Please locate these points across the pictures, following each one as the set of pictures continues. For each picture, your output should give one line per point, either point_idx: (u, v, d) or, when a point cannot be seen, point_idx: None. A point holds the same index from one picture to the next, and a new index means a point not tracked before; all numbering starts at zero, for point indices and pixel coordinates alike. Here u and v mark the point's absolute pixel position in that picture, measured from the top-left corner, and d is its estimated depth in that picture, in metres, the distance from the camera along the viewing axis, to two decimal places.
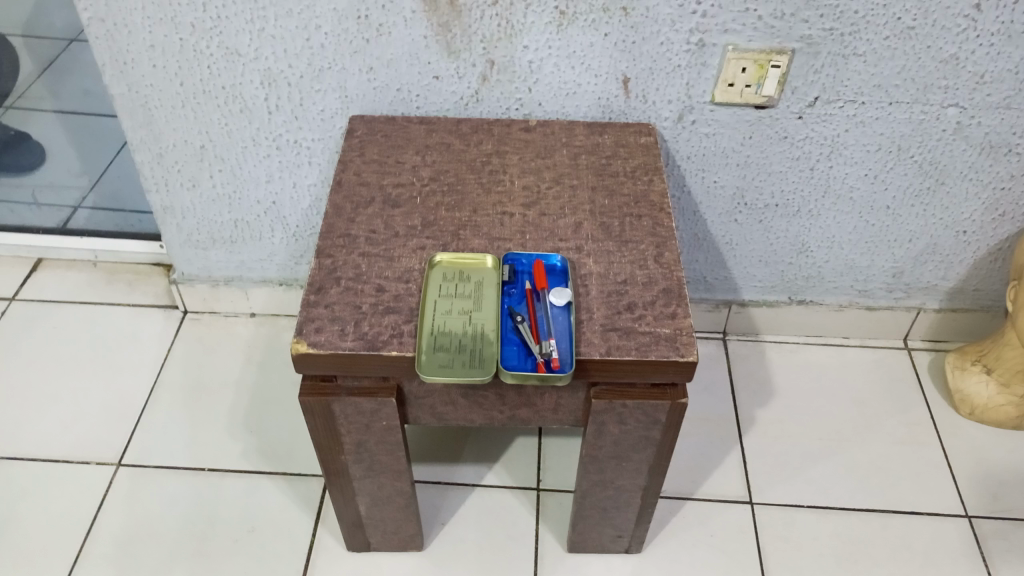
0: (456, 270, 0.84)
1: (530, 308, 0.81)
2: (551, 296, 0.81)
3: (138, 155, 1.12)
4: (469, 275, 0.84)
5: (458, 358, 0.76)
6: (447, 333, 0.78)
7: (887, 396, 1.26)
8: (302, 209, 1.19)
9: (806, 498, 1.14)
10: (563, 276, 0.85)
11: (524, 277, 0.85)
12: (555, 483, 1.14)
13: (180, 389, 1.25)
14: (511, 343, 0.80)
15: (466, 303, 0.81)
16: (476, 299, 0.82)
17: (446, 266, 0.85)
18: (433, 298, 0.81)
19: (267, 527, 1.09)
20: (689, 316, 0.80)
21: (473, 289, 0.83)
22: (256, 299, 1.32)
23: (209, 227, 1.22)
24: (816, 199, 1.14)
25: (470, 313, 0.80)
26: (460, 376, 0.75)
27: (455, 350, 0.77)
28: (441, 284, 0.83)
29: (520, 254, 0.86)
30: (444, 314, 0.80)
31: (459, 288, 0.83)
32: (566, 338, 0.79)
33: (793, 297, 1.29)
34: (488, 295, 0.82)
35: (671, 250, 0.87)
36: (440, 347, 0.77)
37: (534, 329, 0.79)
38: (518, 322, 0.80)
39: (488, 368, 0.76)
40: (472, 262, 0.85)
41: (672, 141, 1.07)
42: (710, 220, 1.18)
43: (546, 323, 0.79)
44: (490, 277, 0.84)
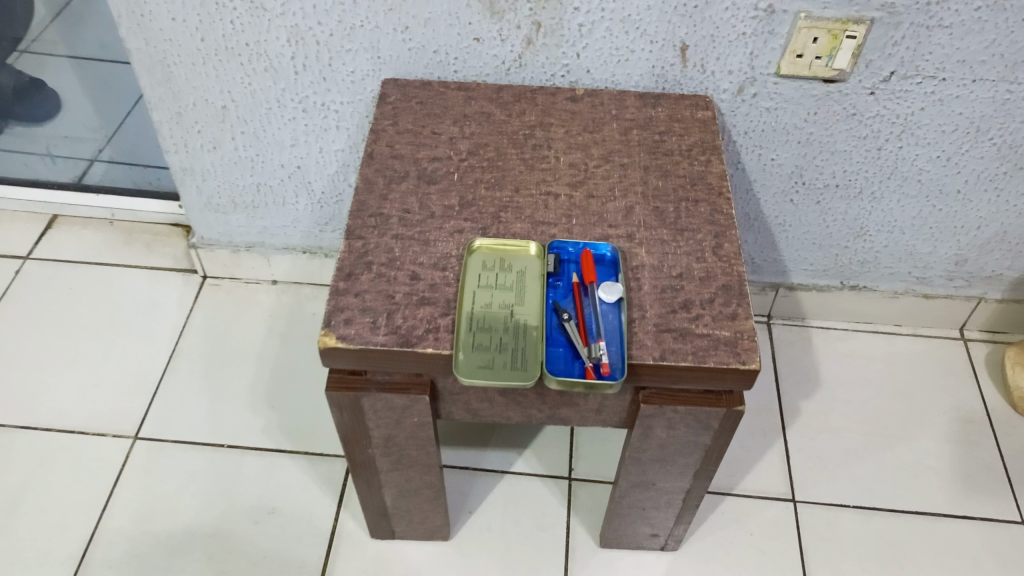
0: (497, 257, 0.78)
1: (578, 304, 0.75)
2: (601, 292, 0.74)
3: (156, 113, 1.06)
4: (510, 264, 0.77)
5: (498, 358, 0.71)
6: (487, 329, 0.72)
7: (941, 389, 1.19)
8: (328, 174, 1.12)
9: (851, 496, 1.08)
10: (615, 269, 0.78)
11: (571, 268, 0.78)
12: (588, 472, 1.09)
13: (200, 359, 1.20)
14: (556, 342, 0.73)
15: (507, 296, 0.75)
16: (518, 291, 0.75)
17: (486, 252, 0.78)
18: (472, 289, 0.75)
19: (287, 508, 1.05)
20: (751, 317, 0.74)
21: (515, 280, 0.76)
22: (278, 266, 1.26)
23: (230, 191, 1.16)
24: (880, 181, 1.06)
25: (512, 307, 0.74)
26: (501, 380, 0.69)
27: (496, 349, 0.71)
28: (481, 273, 0.76)
29: (566, 242, 0.79)
30: (484, 308, 0.74)
31: (499, 278, 0.76)
32: (617, 339, 0.72)
33: (846, 282, 1.21)
34: (532, 287, 0.76)
35: (731, 241, 0.80)
36: (479, 345, 0.71)
37: (582, 328, 0.73)
38: (563, 319, 0.73)
39: (531, 372, 0.70)
40: (514, 249, 0.78)
41: (729, 115, 0.99)
42: (764, 200, 1.10)
43: (596, 322, 0.73)
44: (534, 267, 0.77)
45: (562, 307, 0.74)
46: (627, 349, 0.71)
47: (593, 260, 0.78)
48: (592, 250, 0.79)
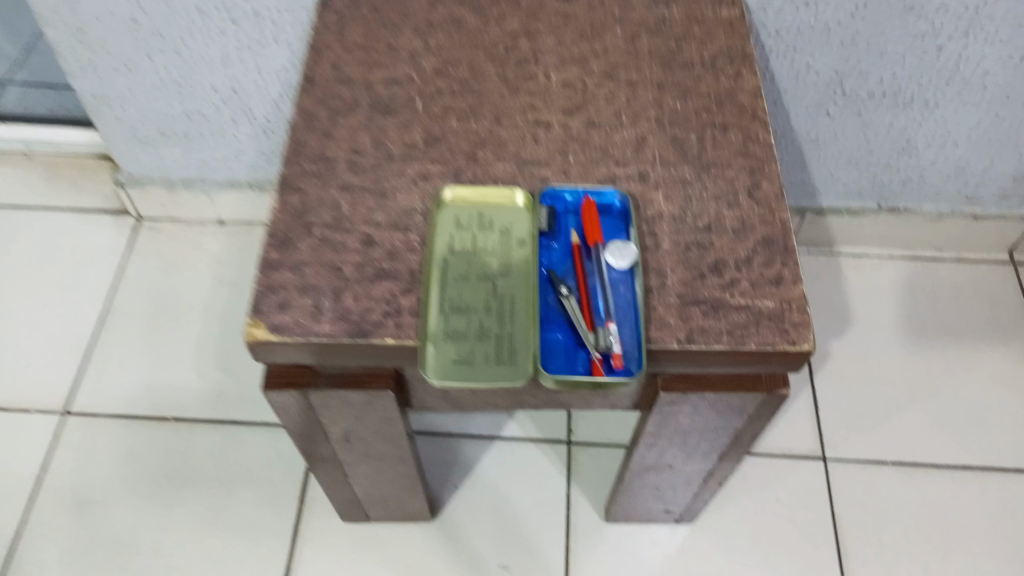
0: (473, 212, 0.61)
1: (579, 274, 0.58)
2: (608, 257, 0.58)
3: (51, 30, 0.85)
4: (491, 219, 0.60)
5: (479, 349, 0.55)
6: (463, 310, 0.56)
7: (990, 325, 1.05)
8: (271, 97, 0.93)
9: (890, 454, 0.95)
10: (628, 221, 0.61)
11: (570, 224, 0.61)
12: (590, 437, 0.96)
13: (139, 318, 1.04)
14: (553, 325, 0.57)
15: (489, 264, 0.58)
16: (502, 257, 0.59)
17: (459, 205, 0.61)
18: (442, 256, 0.58)
19: (246, 491, 0.92)
20: (800, 281, 0.58)
21: (498, 240, 0.59)
22: (223, 205, 1.09)
23: (156, 120, 0.97)
24: (935, 87, 0.88)
25: (494, 279, 0.58)
26: (483, 381, 0.54)
27: (475, 339, 0.55)
28: (454, 233, 0.59)
29: (562, 190, 0.62)
30: (459, 280, 0.57)
31: (477, 239, 0.59)
32: (631, 318, 0.56)
33: (883, 204, 1.04)
34: (520, 250, 0.59)
35: (770, 178, 0.63)
36: (454, 332, 0.55)
37: (586, 307, 0.57)
38: (561, 296, 0.57)
39: (522, 366, 0.54)
40: (494, 201, 0.61)
41: (758, 12, 0.79)
42: (794, 113, 0.92)
43: (603, 297, 0.57)
44: (522, 223, 0.60)
45: (559, 279, 0.58)
46: (643, 333, 0.55)
47: (598, 211, 0.61)
48: (598, 197, 0.62)
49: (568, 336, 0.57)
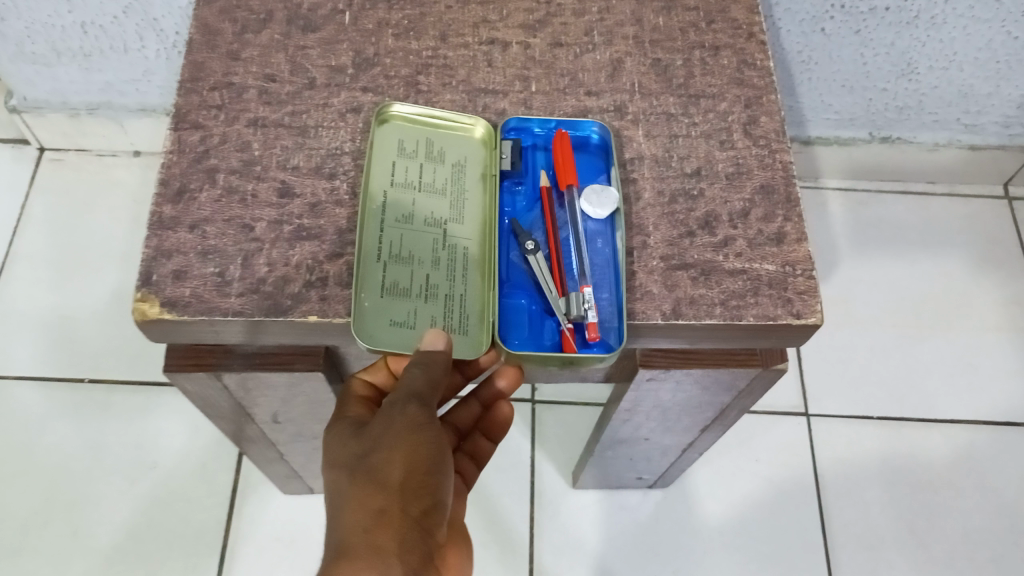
0: (420, 137, 0.51)
1: (549, 225, 0.49)
2: (583, 204, 0.49)
3: None
4: (441, 149, 0.50)
5: (423, 310, 0.45)
6: (405, 260, 0.46)
7: (980, 264, 0.98)
8: (179, 6, 0.79)
9: (875, 406, 0.89)
10: (608, 159, 0.51)
11: (538, 162, 0.51)
12: (556, 392, 0.88)
13: (44, 265, 0.91)
14: (516, 289, 0.48)
15: (437, 205, 0.48)
16: (453, 197, 0.49)
17: (402, 127, 0.51)
18: (382, 190, 0.48)
19: (173, 460, 0.82)
20: (805, 238, 0.48)
21: (448, 176, 0.50)
22: (135, 132, 0.95)
23: (44, 33, 0.82)
24: (946, 1, 0.77)
25: (444, 223, 0.48)
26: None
27: (418, 297, 0.46)
28: (396, 162, 0.49)
29: (528, 120, 0.51)
30: (401, 221, 0.47)
31: (423, 173, 0.49)
32: (610, 279, 0.47)
33: (876, 133, 0.95)
34: (475, 190, 0.50)
35: (769, 111, 0.53)
36: (393, 285, 0.45)
37: (555, 265, 0.47)
38: (526, 252, 0.47)
39: (476, 337, 0.45)
40: (446, 126, 0.51)
41: None
42: (787, 31, 0.80)
43: (577, 254, 0.47)
44: (477, 156, 0.51)
45: (524, 232, 0.48)
46: (625, 301, 0.45)
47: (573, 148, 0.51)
48: (573, 130, 0.52)
49: (535, 302, 0.47)
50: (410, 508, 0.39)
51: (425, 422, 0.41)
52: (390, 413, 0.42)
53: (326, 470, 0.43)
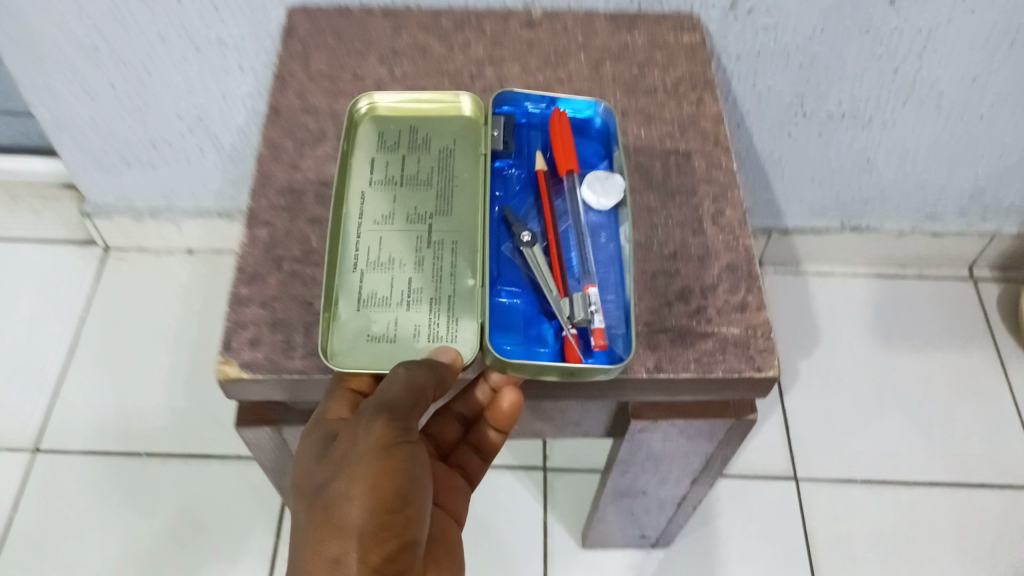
0: (399, 133, 0.63)
1: (548, 215, 0.58)
2: (584, 193, 0.59)
3: (9, 58, 0.84)
4: (429, 137, 0.62)
5: (403, 317, 0.54)
6: (384, 260, 0.56)
7: (951, 338, 1.07)
8: (237, 124, 0.92)
9: (859, 468, 0.97)
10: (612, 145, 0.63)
11: (534, 137, 0.64)
12: (564, 459, 0.96)
13: (106, 349, 1.02)
14: (509, 284, 0.56)
15: (415, 202, 0.59)
16: (431, 186, 0.60)
17: (383, 124, 0.63)
18: (361, 187, 0.60)
19: (219, 523, 0.91)
20: (764, 306, 0.59)
21: (429, 164, 0.61)
22: (190, 232, 1.07)
23: (119, 147, 0.96)
24: (893, 107, 0.90)
25: (420, 213, 0.58)
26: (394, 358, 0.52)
27: (396, 306, 0.54)
28: (376, 160, 0.61)
29: (527, 94, 0.64)
30: (380, 220, 0.58)
31: (412, 161, 0.61)
32: (614, 272, 0.57)
33: (847, 222, 1.06)
34: (460, 167, 0.61)
35: (734, 204, 0.64)
36: (371, 292, 0.54)
37: (556, 268, 0.55)
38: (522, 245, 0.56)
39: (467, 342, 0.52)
40: (428, 122, 0.63)
41: (719, 38, 0.81)
42: (759, 134, 0.93)
43: (576, 251, 0.56)
44: (462, 134, 0.63)
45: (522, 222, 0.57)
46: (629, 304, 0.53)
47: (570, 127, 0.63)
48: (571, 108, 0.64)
49: (527, 302, 0.56)
50: (370, 555, 0.45)
51: (387, 456, 0.46)
52: (358, 436, 0.46)
53: (304, 476, 0.48)
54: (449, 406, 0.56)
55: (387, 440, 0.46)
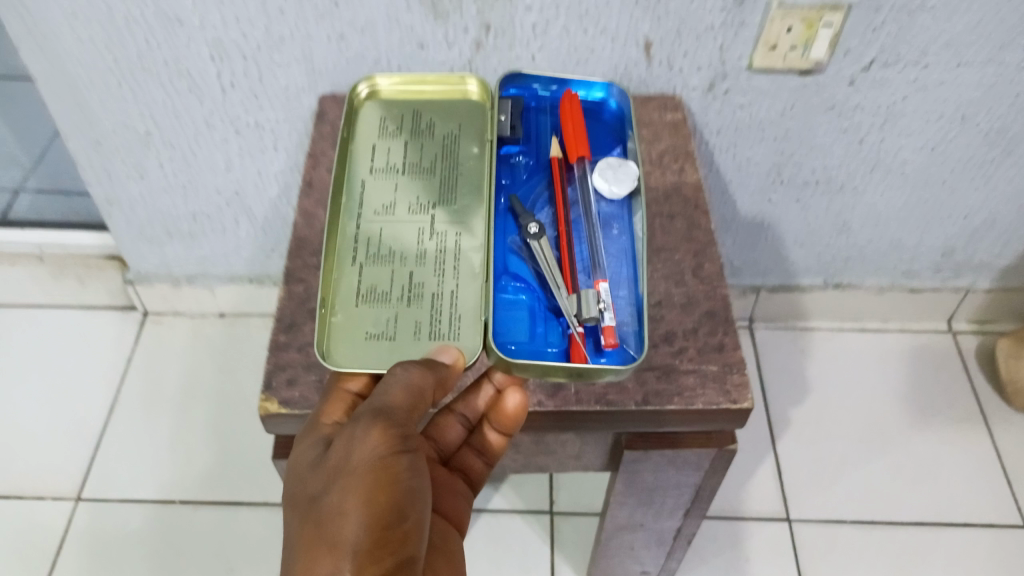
0: (398, 123, 0.75)
1: (560, 201, 0.68)
2: (597, 180, 0.69)
3: (72, 142, 0.95)
4: (430, 121, 0.75)
5: (403, 310, 0.64)
6: (384, 248, 0.67)
7: (932, 388, 1.14)
8: (270, 197, 1.03)
9: (848, 510, 1.03)
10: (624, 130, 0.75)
11: (544, 121, 0.75)
12: (570, 503, 1.02)
13: (145, 405, 1.10)
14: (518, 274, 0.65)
15: (410, 195, 0.70)
16: (428, 171, 0.72)
17: (388, 115, 0.76)
18: (363, 176, 0.71)
19: (247, 565, 0.97)
20: (739, 347, 0.67)
21: (427, 154, 0.73)
22: (223, 297, 1.17)
23: (162, 220, 1.06)
24: (863, 174, 0.99)
25: (416, 199, 0.70)
26: (390, 357, 0.61)
27: (395, 300, 0.64)
28: (379, 150, 0.73)
29: (536, 77, 0.75)
30: (380, 208, 0.69)
31: (413, 145, 0.74)
32: (627, 265, 0.66)
33: (829, 280, 1.15)
34: (458, 147, 0.73)
35: (712, 259, 0.73)
36: (373, 283, 0.65)
37: (567, 263, 0.64)
38: (531, 236, 0.64)
39: (469, 339, 0.61)
40: (430, 113, 0.76)
41: (700, 114, 0.92)
42: (742, 200, 1.03)
43: (588, 243, 0.66)
44: (461, 114, 0.76)
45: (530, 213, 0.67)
46: (641, 299, 0.62)
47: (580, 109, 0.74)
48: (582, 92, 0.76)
49: (535, 298, 0.64)
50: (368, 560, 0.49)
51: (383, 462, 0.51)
52: (357, 443, 0.51)
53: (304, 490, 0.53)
54: (453, 408, 0.62)
55: (385, 450, 0.51)
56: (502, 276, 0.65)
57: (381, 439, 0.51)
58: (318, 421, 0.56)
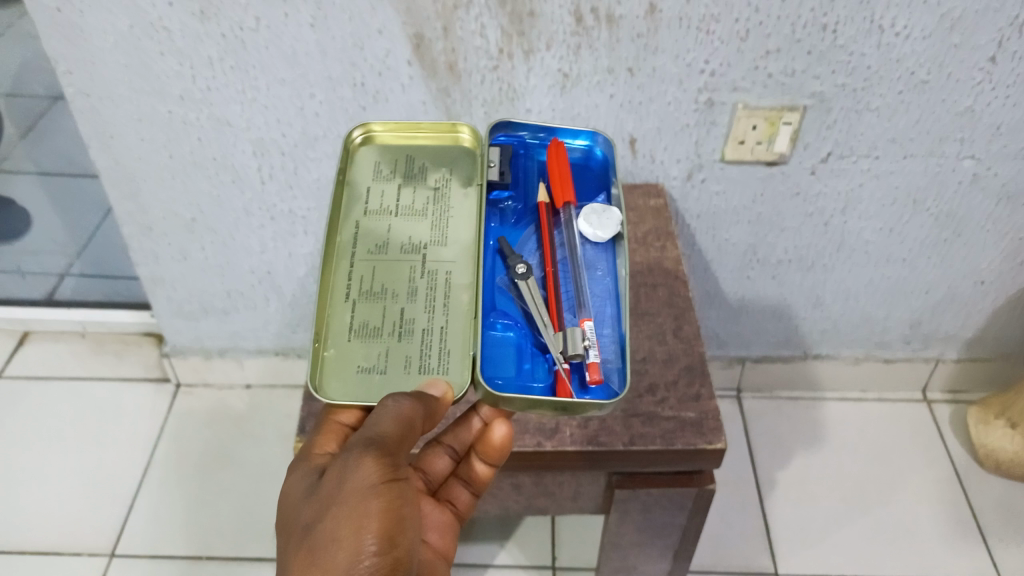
0: (391, 165, 0.74)
1: (546, 248, 0.73)
2: (583, 226, 0.74)
3: (126, 228, 1.07)
4: (425, 165, 0.74)
5: (395, 347, 0.64)
6: (376, 288, 0.67)
7: (910, 452, 1.23)
8: (298, 276, 1.14)
9: (833, 566, 1.10)
10: (609, 178, 0.79)
11: (531, 166, 0.80)
12: (571, 558, 1.09)
13: (176, 469, 1.19)
14: (503, 312, 0.69)
15: (406, 235, 0.69)
16: (422, 212, 0.71)
17: (382, 156, 0.75)
18: (355, 218, 0.70)
19: None
20: (714, 397, 0.76)
21: (421, 198, 0.72)
22: (250, 369, 1.27)
23: (200, 298, 1.17)
24: (830, 253, 1.11)
25: (411, 240, 0.69)
26: (381, 391, 0.62)
27: (388, 336, 0.65)
28: (373, 191, 0.72)
29: (524, 125, 0.80)
30: (374, 250, 0.69)
31: (408, 188, 0.73)
32: (611, 305, 0.71)
33: (809, 351, 1.25)
34: (452, 191, 0.72)
35: (690, 321, 0.83)
36: (364, 323, 0.65)
37: (552, 306, 0.68)
38: (518, 276, 0.69)
39: (457, 372, 0.63)
40: (425, 155, 0.75)
41: (681, 201, 1.04)
42: (723, 276, 1.14)
43: (574, 282, 0.71)
44: (454, 160, 0.75)
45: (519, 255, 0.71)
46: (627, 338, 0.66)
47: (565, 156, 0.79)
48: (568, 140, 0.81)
49: (521, 334, 0.68)
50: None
51: (377, 488, 0.53)
52: (352, 471, 0.53)
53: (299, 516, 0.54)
54: (442, 439, 0.70)
55: (378, 479, 0.53)
56: (490, 314, 0.69)
57: (374, 469, 0.53)
58: (312, 451, 0.63)
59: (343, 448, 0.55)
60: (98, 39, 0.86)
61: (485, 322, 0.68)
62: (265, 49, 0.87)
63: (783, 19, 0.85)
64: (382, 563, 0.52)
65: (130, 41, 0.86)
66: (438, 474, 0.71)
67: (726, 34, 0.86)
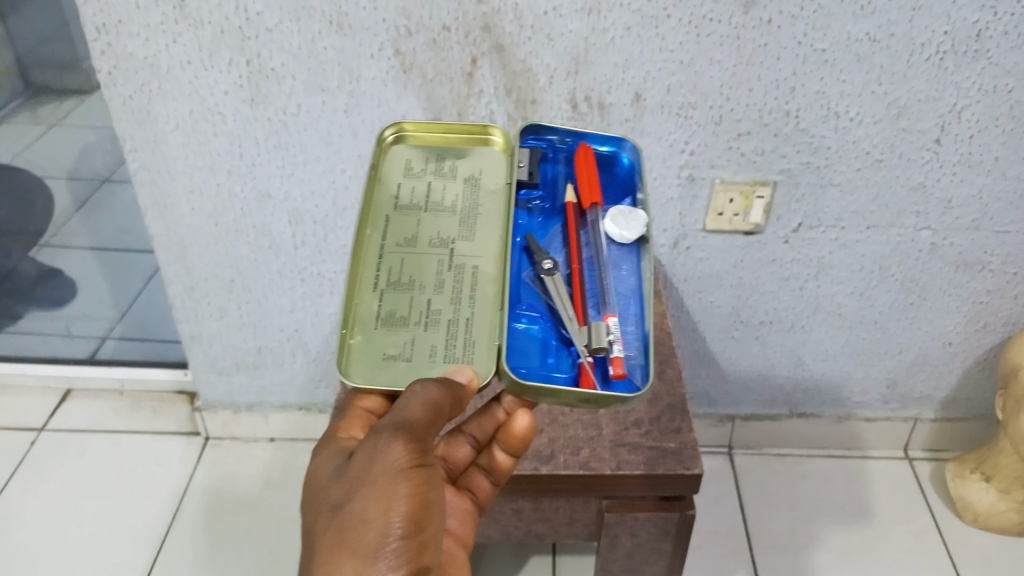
0: (422, 164, 0.83)
1: (573, 248, 0.82)
2: (613, 228, 0.83)
3: (171, 288, 1.20)
4: (454, 164, 0.83)
5: (422, 334, 0.73)
6: (404, 277, 0.75)
7: (891, 506, 1.30)
8: (323, 334, 1.26)
9: None
10: (634, 183, 0.87)
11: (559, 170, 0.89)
12: None
13: (203, 513, 1.28)
14: (531, 307, 0.79)
15: (433, 230, 0.77)
16: (449, 209, 0.79)
17: (413, 156, 0.83)
18: (387, 212, 0.79)
19: None
20: (692, 430, 0.86)
21: (449, 194, 0.80)
22: (274, 422, 1.38)
23: (233, 354, 1.29)
24: (807, 315, 1.21)
25: (438, 234, 0.77)
26: (408, 375, 0.71)
27: (414, 324, 0.73)
28: (404, 185, 0.80)
29: (554, 132, 0.89)
30: (403, 243, 0.77)
31: (437, 184, 0.81)
32: (634, 303, 0.80)
33: (794, 410, 1.35)
34: (480, 187, 0.81)
35: (673, 366, 0.94)
36: (392, 308, 0.74)
37: (577, 302, 0.78)
38: (547, 271, 0.79)
39: (483, 362, 0.71)
40: (453, 155, 0.83)
41: (669, 265, 1.16)
42: (710, 337, 1.25)
43: (598, 275, 0.80)
44: (482, 158, 0.83)
45: (545, 252, 0.81)
46: (650, 340, 0.74)
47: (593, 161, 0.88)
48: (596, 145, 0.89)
49: (545, 329, 0.77)
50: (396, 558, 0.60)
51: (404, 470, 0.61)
52: (384, 453, 0.62)
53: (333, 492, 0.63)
54: (464, 430, 0.80)
55: (405, 461, 0.62)
56: (518, 306, 0.78)
57: (403, 452, 0.62)
58: (337, 434, 0.72)
59: (372, 432, 0.64)
60: (162, 122, 1.01)
61: (513, 313, 0.77)
62: (305, 131, 1.02)
63: (750, 107, 0.98)
64: (406, 538, 0.61)
65: (189, 123, 1.01)
66: (460, 461, 0.81)
67: (702, 119, 1.00)
